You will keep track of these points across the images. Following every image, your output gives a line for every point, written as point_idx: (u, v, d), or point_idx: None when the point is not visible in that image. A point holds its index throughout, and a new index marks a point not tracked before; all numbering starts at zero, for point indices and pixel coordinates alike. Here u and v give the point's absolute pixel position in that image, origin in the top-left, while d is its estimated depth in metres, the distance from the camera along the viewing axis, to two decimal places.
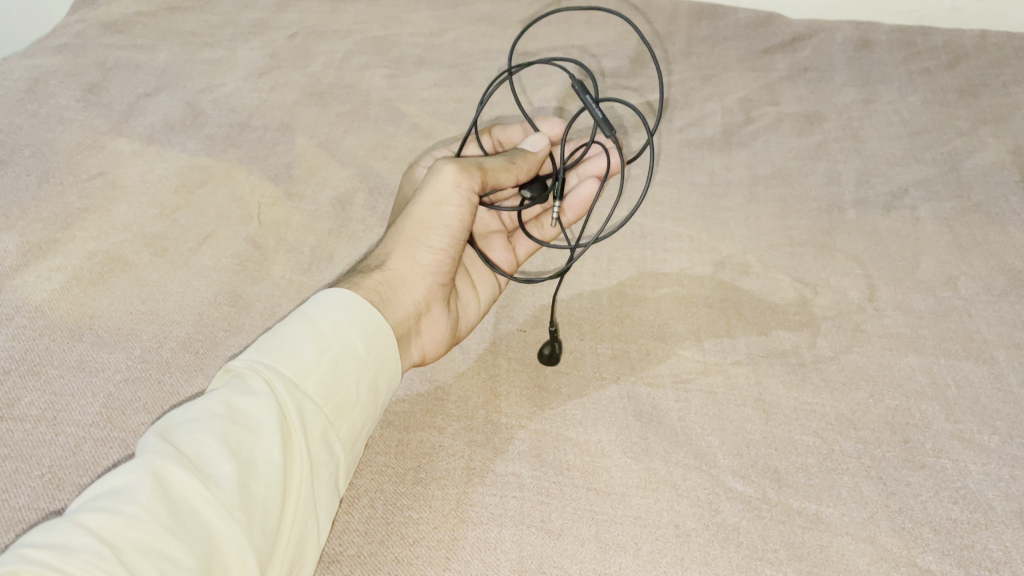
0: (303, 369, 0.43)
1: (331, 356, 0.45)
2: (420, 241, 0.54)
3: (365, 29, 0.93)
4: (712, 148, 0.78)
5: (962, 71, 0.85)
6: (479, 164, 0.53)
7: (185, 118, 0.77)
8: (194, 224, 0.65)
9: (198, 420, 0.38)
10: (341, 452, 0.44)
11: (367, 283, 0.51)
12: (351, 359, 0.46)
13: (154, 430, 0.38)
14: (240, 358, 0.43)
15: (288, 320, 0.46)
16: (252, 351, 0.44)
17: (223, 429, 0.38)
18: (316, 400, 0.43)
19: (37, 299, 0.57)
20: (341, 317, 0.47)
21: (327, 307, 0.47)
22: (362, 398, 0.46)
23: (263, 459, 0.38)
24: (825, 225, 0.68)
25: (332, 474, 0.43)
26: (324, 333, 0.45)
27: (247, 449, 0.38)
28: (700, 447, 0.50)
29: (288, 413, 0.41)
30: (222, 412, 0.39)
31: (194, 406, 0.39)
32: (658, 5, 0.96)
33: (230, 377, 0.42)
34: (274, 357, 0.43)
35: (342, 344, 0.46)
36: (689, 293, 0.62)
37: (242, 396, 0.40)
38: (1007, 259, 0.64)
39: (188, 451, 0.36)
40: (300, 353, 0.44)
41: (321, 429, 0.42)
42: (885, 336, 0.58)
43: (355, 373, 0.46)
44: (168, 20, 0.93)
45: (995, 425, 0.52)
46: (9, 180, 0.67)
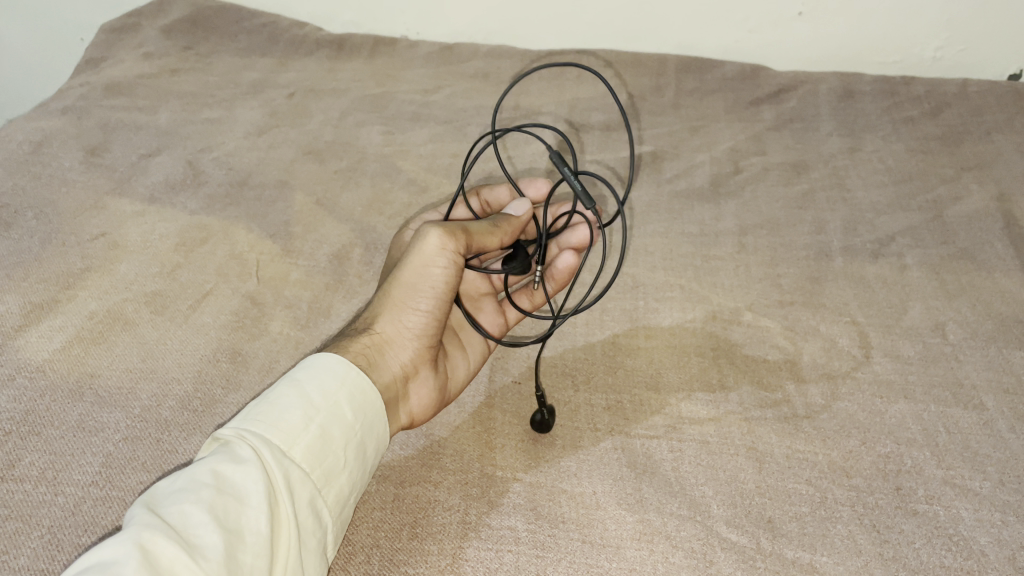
0: (291, 437, 0.44)
1: (319, 422, 0.46)
2: (405, 304, 0.55)
3: (362, 88, 0.96)
4: (701, 199, 0.79)
5: (944, 120, 0.87)
6: (464, 227, 0.54)
7: (185, 177, 0.78)
8: (194, 282, 0.66)
9: (186, 490, 0.38)
10: (329, 517, 0.45)
11: (354, 347, 0.53)
12: (338, 424, 0.47)
13: (141, 502, 0.38)
14: (228, 426, 0.44)
15: (276, 387, 0.47)
16: (240, 419, 0.45)
17: (211, 500, 0.38)
18: (303, 467, 0.44)
19: (39, 359, 0.58)
20: (328, 383, 0.48)
21: (315, 373, 0.48)
22: (350, 463, 0.47)
23: (250, 528, 0.39)
24: (814, 273, 0.69)
25: (320, 539, 0.44)
26: (312, 399, 0.46)
27: (234, 519, 0.38)
28: (694, 497, 0.51)
29: (276, 481, 0.41)
30: (210, 481, 0.39)
31: (182, 476, 0.39)
32: (647, 59, 0.99)
33: (218, 446, 0.42)
34: (261, 425, 0.44)
35: (330, 410, 0.47)
36: (681, 342, 0.62)
37: (230, 465, 0.40)
38: (994, 304, 0.65)
39: (175, 521, 0.37)
40: (288, 421, 0.45)
41: (309, 496, 0.43)
42: (875, 383, 0.59)
43: (343, 438, 0.46)
44: (169, 81, 0.95)
45: (985, 471, 0.52)
46: (12, 241, 0.68)
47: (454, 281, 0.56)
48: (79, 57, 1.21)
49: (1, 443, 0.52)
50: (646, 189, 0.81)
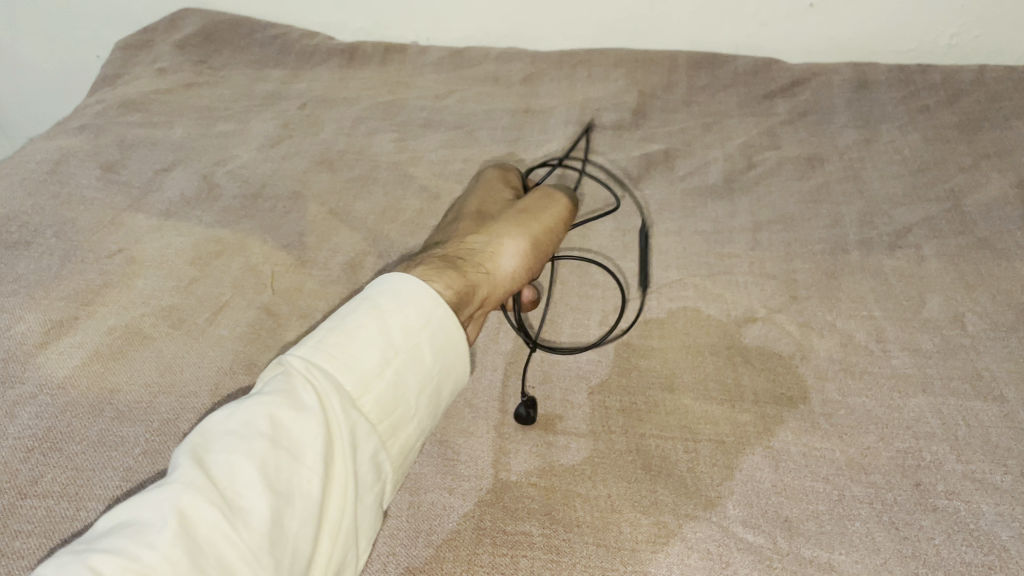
0: (363, 383, 0.43)
1: (395, 366, 0.45)
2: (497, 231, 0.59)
3: (374, 96, 0.96)
4: (714, 196, 0.79)
5: (961, 107, 0.86)
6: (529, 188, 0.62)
7: (200, 192, 0.79)
8: (210, 295, 0.67)
9: (240, 438, 0.38)
10: (384, 465, 0.45)
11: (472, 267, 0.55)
12: (414, 370, 0.46)
13: (194, 442, 0.38)
14: (306, 353, 0.43)
15: (359, 311, 0.46)
16: (315, 346, 0.44)
17: (263, 454, 0.38)
18: (368, 417, 0.43)
19: (60, 376, 0.59)
20: (412, 322, 0.46)
21: (403, 306, 0.46)
22: (417, 411, 0.46)
23: (301, 487, 0.38)
24: (830, 268, 0.68)
25: (374, 491, 0.44)
26: (394, 338, 0.45)
27: (285, 479, 0.38)
28: (710, 498, 0.51)
29: (337, 433, 0.41)
30: (267, 430, 0.39)
31: (241, 418, 0.39)
32: (658, 56, 0.98)
33: (289, 378, 0.42)
34: (337, 362, 0.43)
35: (409, 352, 0.46)
36: (696, 342, 0.62)
37: (292, 412, 0.40)
38: (1014, 294, 0.64)
39: (223, 476, 0.37)
40: (364, 364, 0.43)
41: (368, 449, 0.43)
42: (893, 377, 0.58)
43: (413, 385, 0.46)
44: (183, 96, 0.96)
45: (1007, 465, 0.51)
46: (33, 260, 0.69)
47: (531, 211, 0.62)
48: (84, 94, 1.27)
49: (23, 460, 0.53)
50: (658, 189, 0.81)
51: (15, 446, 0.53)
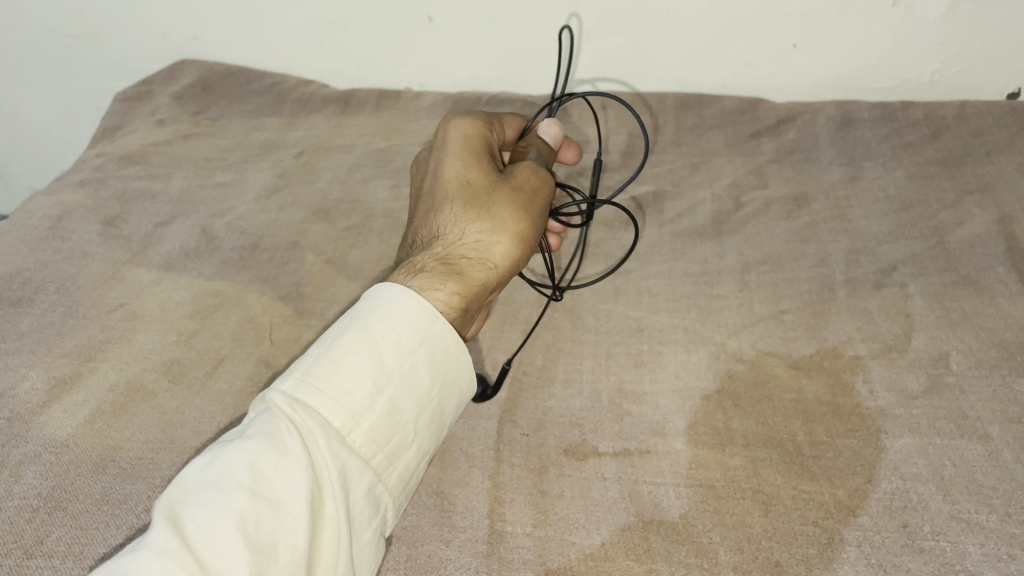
0: (354, 414, 0.44)
1: (387, 396, 0.45)
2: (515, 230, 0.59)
3: (369, 143, 0.98)
4: (704, 237, 0.80)
5: (944, 143, 0.88)
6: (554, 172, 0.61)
7: (199, 244, 0.81)
8: (210, 348, 0.69)
9: (221, 492, 0.39)
10: (382, 498, 0.46)
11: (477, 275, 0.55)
12: (408, 395, 0.47)
13: (174, 498, 0.40)
14: (295, 387, 0.44)
15: (348, 335, 0.46)
16: (303, 378, 0.44)
17: (242, 508, 0.39)
18: (360, 452, 0.44)
19: (63, 434, 0.60)
20: (404, 344, 0.47)
21: (395, 330, 0.47)
22: (414, 436, 0.47)
23: (283, 537, 0.40)
24: (816, 308, 0.70)
25: (371, 525, 0.45)
26: (385, 365, 0.46)
27: (268, 532, 0.39)
28: (702, 544, 0.52)
29: (325, 473, 0.42)
30: (247, 481, 0.40)
31: (220, 470, 0.40)
32: (646, 97, 1.00)
33: (276, 420, 0.43)
34: (327, 398, 0.44)
35: (403, 376, 0.46)
36: (686, 386, 0.63)
37: (274, 458, 0.41)
38: (998, 331, 0.65)
39: (201, 534, 0.38)
40: (354, 396, 0.44)
41: (363, 482, 0.44)
42: (880, 418, 0.59)
43: (409, 410, 0.47)
44: (182, 147, 0.98)
45: (991, 504, 0.53)
46: (35, 317, 0.71)
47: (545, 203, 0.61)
48: (72, 158, 1.32)
49: (29, 520, 0.54)
50: (649, 231, 0.82)
51: (20, 506, 0.54)
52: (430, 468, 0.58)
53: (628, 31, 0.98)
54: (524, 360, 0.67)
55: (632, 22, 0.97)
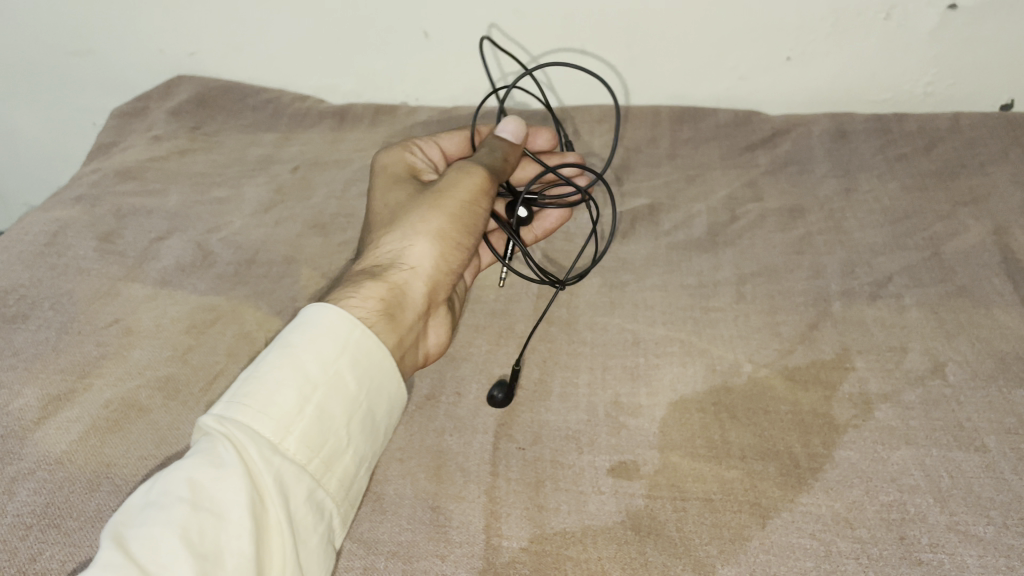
0: (282, 424, 0.47)
1: (314, 403, 0.48)
2: (446, 237, 0.62)
3: (365, 157, 0.98)
4: (699, 249, 0.80)
5: (938, 154, 0.88)
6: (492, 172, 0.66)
7: (195, 260, 0.81)
8: (205, 363, 0.68)
9: (162, 509, 0.41)
10: (324, 503, 0.49)
11: (387, 286, 0.59)
12: (338, 400, 0.50)
13: (118, 524, 0.42)
14: (224, 409, 0.47)
15: (273, 355, 0.49)
16: (232, 399, 0.47)
17: (184, 520, 0.41)
18: (295, 458, 0.47)
19: (57, 451, 0.60)
20: (327, 354, 0.50)
21: (317, 343, 0.50)
22: (349, 441, 0.50)
23: (228, 545, 0.42)
24: (812, 319, 0.70)
25: (316, 530, 0.48)
26: (310, 375, 0.49)
27: (211, 540, 0.41)
28: (699, 558, 0.52)
29: (263, 480, 0.45)
30: (186, 496, 0.42)
31: (160, 489, 0.42)
32: (641, 111, 1.01)
33: (209, 439, 0.46)
34: (256, 412, 0.46)
35: (328, 383, 0.49)
36: (682, 399, 0.63)
37: (211, 471, 0.44)
38: (994, 342, 0.65)
39: (146, 549, 0.40)
40: (281, 407, 0.47)
41: (303, 487, 0.47)
42: (877, 430, 0.59)
43: (339, 416, 0.50)
44: (178, 163, 0.98)
45: (989, 515, 0.52)
46: (30, 334, 0.71)
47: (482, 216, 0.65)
48: (70, 175, 1.32)
49: (22, 537, 0.53)
50: (645, 243, 0.82)
51: (14, 523, 0.54)
52: (425, 482, 0.58)
53: (623, 44, 0.99)
54: (519, 374, 0.67)
55: (627, 36, 0.97)
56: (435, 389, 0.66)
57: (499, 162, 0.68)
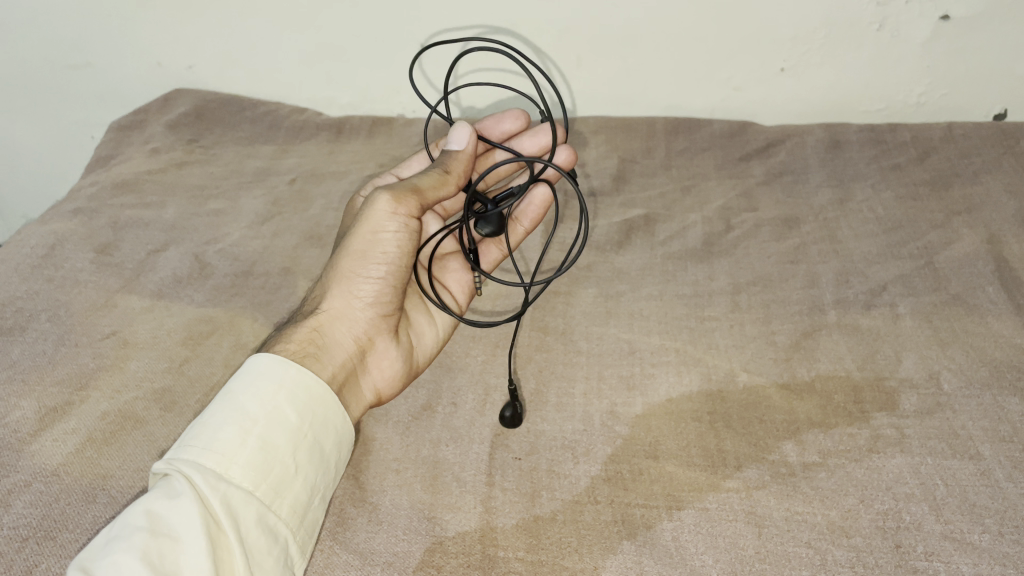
0: (226, 456, 0.50)
1: (257, 435, 0.51)
2: (356, 273, 0.62)
3: (362, 168, 0.99)
4: (695, 259, 0.81)
5: (932, 164, 0.89)
6: (414, 188, 0.60)
7: (192, 271, 0.81)
8: (202, 375, 0.69)
9: (122, 538, 0.44)
10: (278, 528, 0.50)
11: (300, 335, 0.60)
12: (280, 431, 0.53)
13: (82, 558, 0.44)
14: (171, 452, 0.50)
15: (214, 403, 0.53)
16: (181, 443, 0.50)
17: (143, 546, 0.44)
18: (245, 485, 0.49)
19: (53, 463, 0.60)
20: (264, 390, 0.53)
21: (253, 383, 0.54)
22: (299, 468, 0.53)
23: (186, 565, 0.44)
24: (808, 328, 0.70)
25: (274, 553, 0.50)
26: (250, 411, 0.52)
27: (168, 563, 0.44)
28: (695, 567, 0.52)
29: (214, 505, 0.47)
30: (144, 524, 0.45)
31: (120, 523, 0.45)
32: (636, 123, 1.01)
33: (160, 480, 0.49)
34: (200, 449, 0.49)
35: (267, 417, 0.52)
36: (678, 408, 0.63)
37: (164, 502, 0.46)
38: (988, 350, 0.66)
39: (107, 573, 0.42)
40: (224, 441, 0.50)
41: (255, 511, 0.49)
42: (872, 438, 0.59)
43: (285, 445, 0.52)
44: (176, 175, 0.98)
45: (985, 523, 0.52)
46: (27, 346, 0.71)
47: (407, 239, 0.62)
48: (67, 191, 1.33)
49: (18, 550, 0.53)
50: (640, 253, 0.83)
51: (10, 536, 0.54)
52: (421, 493, 0.58)
53: (617, 56, 1.00)
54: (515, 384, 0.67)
55: (621, 48, 0.98)
56: (431, 399, 0.66)
57: (436, 179, 0.62)
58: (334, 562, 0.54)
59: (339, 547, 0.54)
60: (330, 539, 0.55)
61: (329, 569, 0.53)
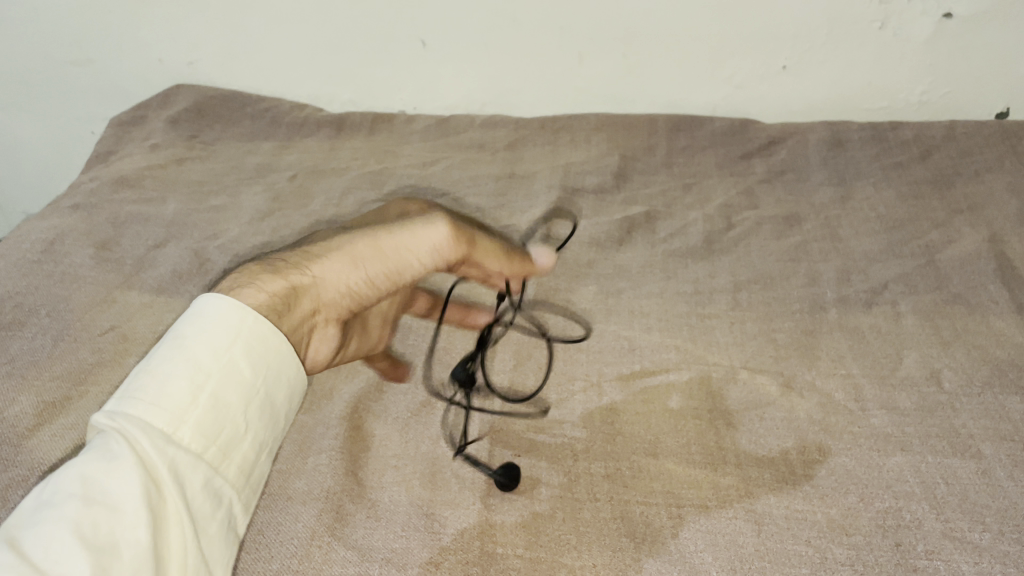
0: (175, 414, 0.47)
1: (207, 390, 0.49)
2: (362, 264, 0.59)
3: (362, 164, 0.99)
4: (696, 256, 0.81)
5: (934, 162, 0.89)
6: (468, 239, 0.63)
7: (192, 267, 0.81)
8: None
9: (51, 506, 0.41)
10: (224, 492, 0.49)
11: (272, 289, 0.56)
12: (233, 388, 0.51)
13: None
14: (109, 407, 0.47)
15: (164, 348, 0.50)
16: (123, 396, 0.47)
17: (75, 518, 0.41)
18: (191, 448, 0.47)
19: (52, 459, 0.59)
20: (219, 341, 0.51)
21: (204, 329, 0.51)
22: (251, 428, 0.52)
23: (128, 536, 0.42)
24: (809, 326, 0.70)
25: (218, 518, 0.49)
26: (202, 362, 0.49)
27: (104, 533, 0.41)
28: (694, 565, 0.51)
29: (159, 470, 0.45)
30: (78, 490, 0.42)
31: (51, 488, 0.42)
32: (638, 121, 1.01)
33: (97, 435, 0.46)
34: (147, 404, 0.47)
35: (220, 371, 0.50)
36: (678, 405, 0.63)
37: (101, 465, 0.43)
38: (989, 349, 0.65)
39: (41, 553, 0.39)
40: (173, 397, 0.47)
41: (206, 474, 0.48)
42: (873, 437, 0.59)
43: (238, 403, 0.51)
44: (177, 170, 0.98)
45: (985, 522, 0.52)
46: (26, 341, 0.70)
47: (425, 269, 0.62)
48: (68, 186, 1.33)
49: None
50: (641, 250, 0.82)
51: None
52: (420, 490, 0.58)
53: (618, 53, 0.99)
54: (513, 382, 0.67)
55: (623, 44, 0.98)
56: (431, 396, 0.66)
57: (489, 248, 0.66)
58: (331, 558, 0.53)
59: (337, 543, 0.54)
60: (328, 535, 0.54)
61: (328, 565, 0.53)
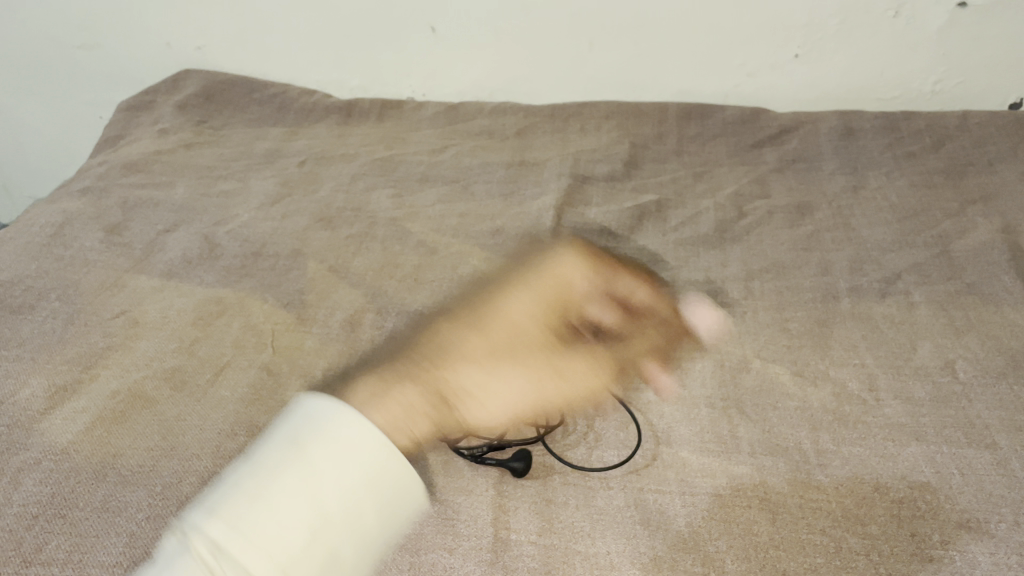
0: (284, 557, 0.43)
1: (318, 533, 0.45)
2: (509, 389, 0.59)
3: (371, 151, 0.98)
4: (707, 245, 0.80)
5: (947, 152, 0.88)
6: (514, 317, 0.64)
7: (202, 252, 0.81)
8: (212, 355, 0.68)
9: None
10: None
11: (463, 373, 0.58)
12: (349, 541, 0.45)
13: None
14: (209, 516, 0.45)
15: (280, 446, 0.48)
16: (230, 518, 0.44)
17: None
18: None
19: (63, 441, 0.59)
20: (347, 485, 0.46)
21: (327, 439, 0.48)
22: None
23: None
24: (822, 316, 0.70)
25: None
26: (328, 508, 0.45)
27: None
28: (708, 553, 0.51)
29: None
30: None
31: None
32: (648, 109, 1.01)
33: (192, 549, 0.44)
34: (253, 532, 0.44)
35: (345, 521, 0.45)
36: (691, 395, 0.63)
37: None
38: (1003, 339, 0.65)
39: None
40: (290, 533, 0.44)
41: None
42: (887, 426, 0.59)
43: (348, 552, 0.45)
44: (185, 155, 0.98)
45: (1000, 513, 0.52)
46: (36, 324, 0.70)
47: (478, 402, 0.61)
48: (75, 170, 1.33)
49: (27, 527, 0.53)
50: (653, 238, 0.82)
51: (19, 513, 0.53)
52: (433, 476, 0.58)
53: (629, 39, 0.99)
54: None
55: (633, 31, 0.98)
56: None
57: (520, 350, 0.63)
58: None
59: None
60: None
61: None
